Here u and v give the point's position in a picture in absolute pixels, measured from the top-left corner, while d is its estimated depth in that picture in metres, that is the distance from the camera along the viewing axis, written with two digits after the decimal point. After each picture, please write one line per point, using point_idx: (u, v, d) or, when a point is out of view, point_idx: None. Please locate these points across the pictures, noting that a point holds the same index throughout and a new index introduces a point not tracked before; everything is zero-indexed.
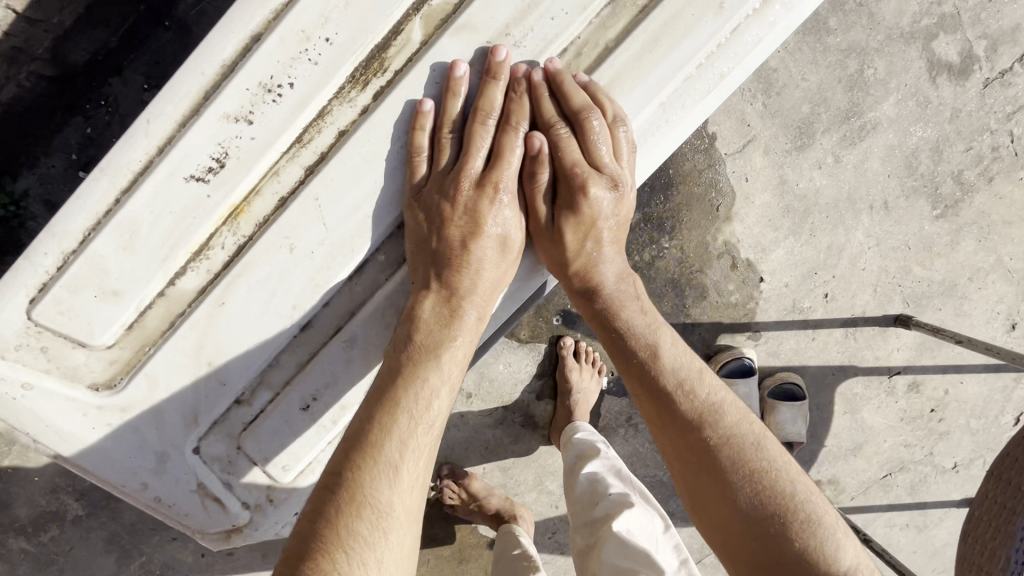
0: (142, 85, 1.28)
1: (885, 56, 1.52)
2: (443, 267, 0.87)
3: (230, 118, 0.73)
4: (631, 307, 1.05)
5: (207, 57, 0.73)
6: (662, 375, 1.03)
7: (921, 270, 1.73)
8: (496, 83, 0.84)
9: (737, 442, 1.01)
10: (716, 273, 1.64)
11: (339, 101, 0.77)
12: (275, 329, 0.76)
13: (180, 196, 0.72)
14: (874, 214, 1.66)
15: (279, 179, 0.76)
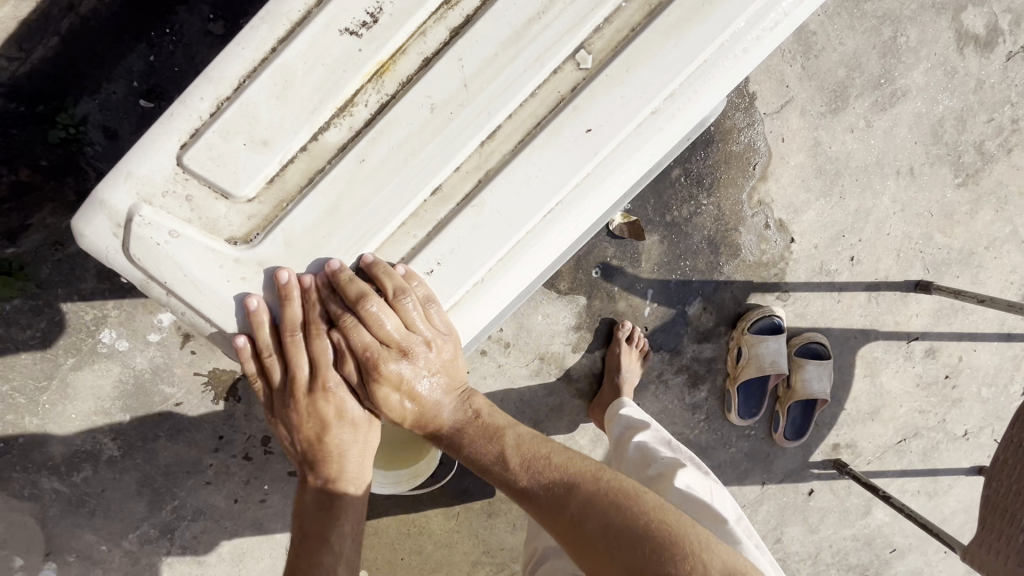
0: (207, 16, 1.31)
1: (917, 25, 1.60)
2: None
3: None
4: (473, 430, 1.05)
5: None
6: (515, 477, 1.04)
7: (941, 237, 1.81)
8: (293, 304, 0.75)
9: (590, 501, 1.00)
10: (750, 232, 1.69)
11: None
12: (411, 192, 0.72)
13: (333, 49, 0.69)
14: (901, 179, 1.73)
15: (425, 40, 0.71)
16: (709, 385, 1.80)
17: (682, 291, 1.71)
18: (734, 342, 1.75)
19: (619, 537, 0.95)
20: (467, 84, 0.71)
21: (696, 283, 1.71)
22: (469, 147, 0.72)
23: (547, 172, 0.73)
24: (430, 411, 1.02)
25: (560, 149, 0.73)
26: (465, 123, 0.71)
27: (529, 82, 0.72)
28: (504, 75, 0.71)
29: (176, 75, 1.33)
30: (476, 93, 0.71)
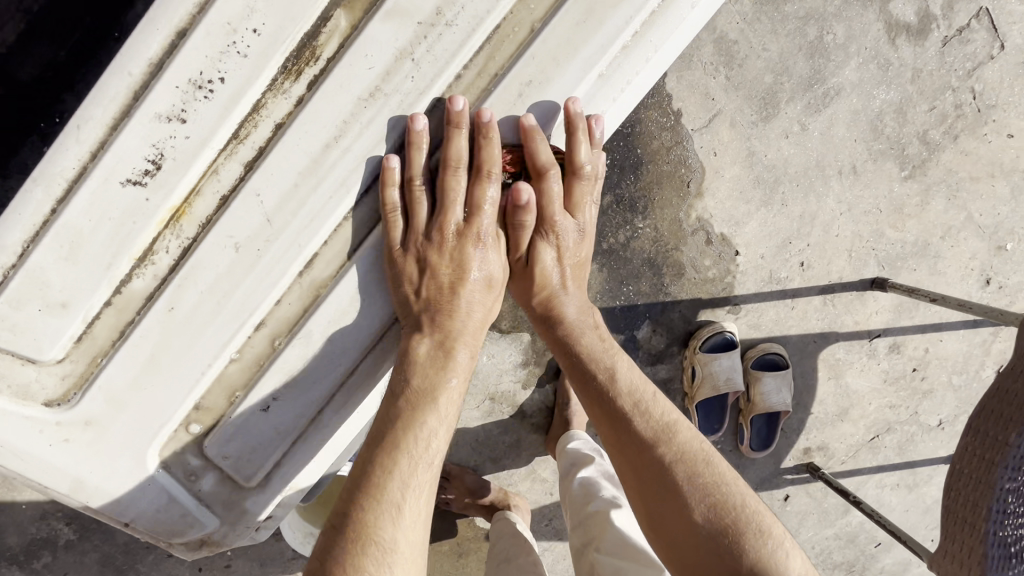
0: None
1: (843, 21, 1.53)
2: (435, 313, 0.92)
3: (162, 117, 0.66)
4: (590, 334, 1.16)
5: (131, 54, 0.65)
6: (619, 396, 1.14)
7: (893, 232, 1.75)
8: (460, 132, 0.79)
9: (689, 458, 1.12)
10: (692, 249, 1.65)
11: (274, 93, 0.70)
12: (229, 331, 0.72)
13: (117, 202, 0.66)
14: (844, 178, 1.67)
15: (219, 178, 0.70)
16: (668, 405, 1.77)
17: (628, 316, 1.67)
18: (687, 362, 1.70)
19: (700, 489, 1.10)
20: (268, 219, 0.70)
21: (642, 306, 1.67)
22: (284, 280, 0.73)
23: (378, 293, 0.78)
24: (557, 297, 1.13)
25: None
26: (274, 258, 0.71)
27: (336, 208, 0.73)
28: (310, 204, 0.71)
29: None
30: (279, 225, 0.71)
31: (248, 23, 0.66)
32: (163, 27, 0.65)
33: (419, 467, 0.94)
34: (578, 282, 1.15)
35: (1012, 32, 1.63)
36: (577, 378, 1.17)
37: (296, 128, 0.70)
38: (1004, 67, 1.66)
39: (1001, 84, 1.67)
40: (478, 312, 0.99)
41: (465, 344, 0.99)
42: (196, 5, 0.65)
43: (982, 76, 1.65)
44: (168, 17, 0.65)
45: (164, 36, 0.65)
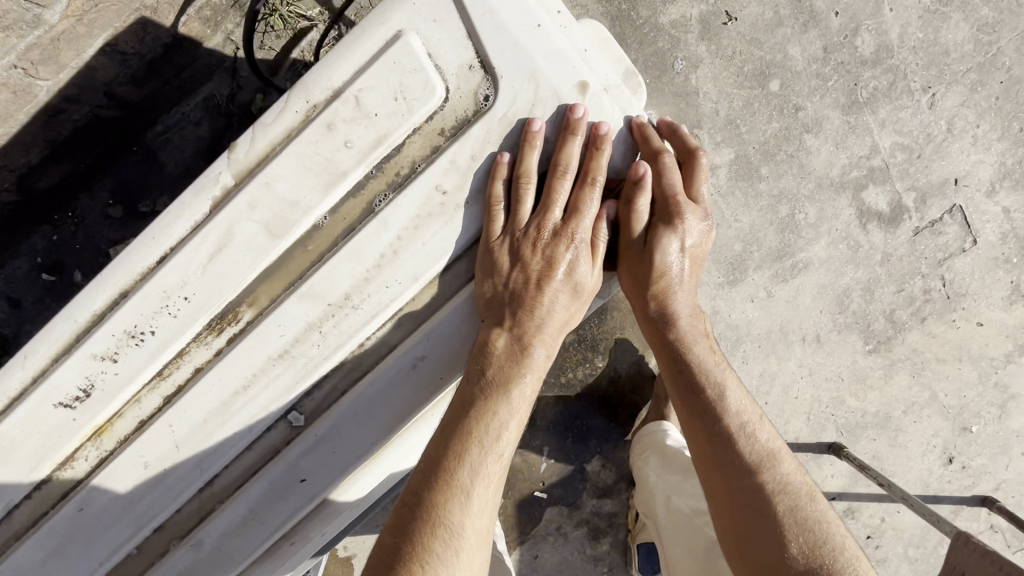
0: (107, 201, 1.40)
1: (815, 203, 1.60)
2: (519, 307, 0.98)
3: (97, 356, 0.87)
4: (700, 342, 1.11)
5: (81, 306, 0.88)
6: (725, 415, 1.08)
7: (853, 400, 1.76)
8: (575, 137, 0.96)
9: (793, 490, 1.04)
10: (648, 392, 1.70)
11: (197, 344, 0.91)
12: (129, 530, 0.90)
13: (48, 420, 0.87)
14: (807, 346, 1.70)
15: (140, 405, 0.90)
16: (611, 540, 1.77)
17: (580, 449, 1.71)
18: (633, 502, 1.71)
19: (798, 526, 1.00)
20: (175, 445, 0.89)
21: (594, 442, 1.71)
22: (184, 495, 0.91)
23: (260, 513, 0.92)
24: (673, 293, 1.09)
25: (280, 497, 0.92)
26: (178, 477, 0.90)
27: (240, 440, 0.91)
28: (214, 439, 0.90)
29: (77, 250, 1.40)
30: (183, 451, 0.89)
31: (181, 292, 0.88)
32: (110, 287, 0.88)
33: (491, 455, 0.94)
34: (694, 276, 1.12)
35: (985, 229, 1.68)
36: (681, 391, 1.11)
37: (207, 377, 0.89)
38: (975, 260, 1.70)
39: (970, 276, 1.71)
40: (568, 300, 1.02)
41: (547, 337, 1.01)
42: (141, 275, 0.88)
43: (952, 266, 1.69)
44: (117, 280, 0.88)
45: (111, 293, 0.88)
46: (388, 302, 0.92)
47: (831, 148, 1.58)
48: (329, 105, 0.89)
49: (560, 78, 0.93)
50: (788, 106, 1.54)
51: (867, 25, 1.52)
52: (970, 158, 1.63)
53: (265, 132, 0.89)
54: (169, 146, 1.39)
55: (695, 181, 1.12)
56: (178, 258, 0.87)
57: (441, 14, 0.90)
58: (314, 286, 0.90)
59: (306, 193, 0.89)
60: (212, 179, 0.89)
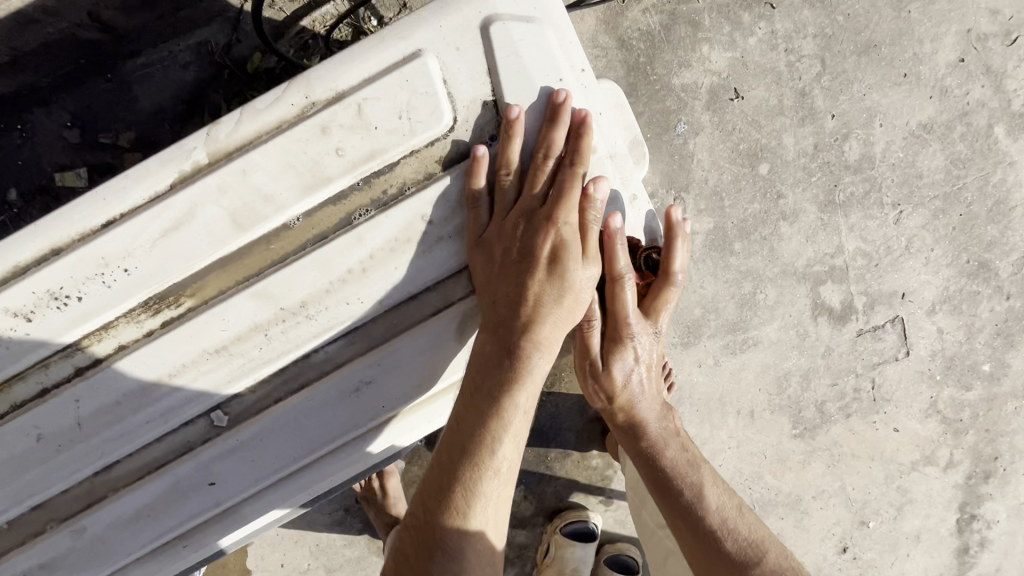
0: (65, 122, 1.30)
1: (777, 286, 1.66)
2: (508, 315, 0.94)
3: (11, 312, 0.85)
4: (673, 444, 1.23)
5: (7, 255, 0.85)
6: (702, 510, 1.17)
7: (770, 478, 1.84)
8: (557, 125, 0.93)
9: (776, 574, 1.12)
10: (584, 434, 1.72)
11: (127, 319, 0.89)
12: (11, 494, 0.90)
13: None
14: (740, 419, 1.77)
15: (47, 371, 0.88)
16: (515, 570, 1.78)
17: None
18: (546, 538, 1.73)
19: None
20: (77, 419, 0.89)
21: (520, 471, 1.72)
22: (76, 473, 0.91)
23: (157, 507, 0.93)
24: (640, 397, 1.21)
25: (183, 495, 0.93)
26: (74, 453, 0.90)
27: (151, 431, 0.91)
28: (120, 423, 0.89)
29: (18, 167, 1.30)
30: (85, 426, 0.89)
31: (123, 264, 0.86)
32: (42, 244, 0.85)
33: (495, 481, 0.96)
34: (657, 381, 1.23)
35: (919, 344, 1.79)
36: (661, 493, 1.21)
37: (128, 359, 0.88)
38: (905, 370, 1.81)
39: (897, 384, 1.82)
40: (559, 318, 0.98)
41: (536, 346, 0.96)
42: (80, 236, 0.86)
43: (884, 371, 1.80)
44: (52, 237, 0.86)
45: (40, 249, 0.85)
46: (344, 318, 0.91)
47: (801, 239, 1.65)
48: (328, 107, 0.88)
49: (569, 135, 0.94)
50: (771, 191, 1.60)
51: (857, 134, 1.60)
52: (919, 277, 1.74)
53: (253, 117, 0.88)
54: (148, 83, 1.30)
55: (660, 298, 1.12)
56: (125, 230, 0.85)
57: (466, 44, 0.90)
58: (269, 287, 0.89)
59: (282, 191, 0.88)
60: (184, 152, 0.87)
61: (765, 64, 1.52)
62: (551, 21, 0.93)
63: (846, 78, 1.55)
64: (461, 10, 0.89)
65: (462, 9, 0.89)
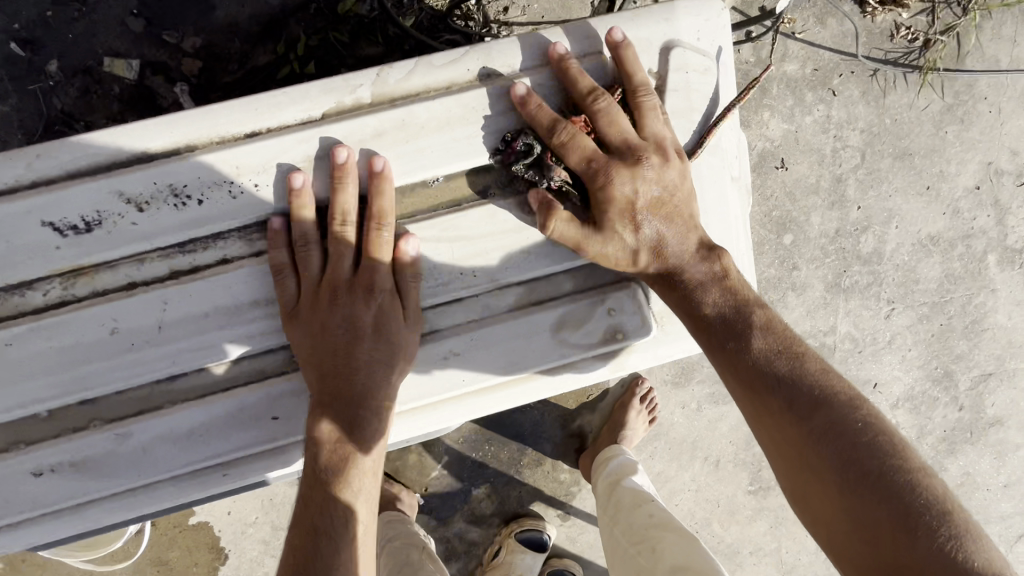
0: (132, 9, 1.24)
1: None
2: (326, 379, 1.00)
3: (126, 198, 0.95)
4: (714, 288, 1.06)
5: (143, 139, 0.96)
6: (750, 359, 1.01)
7: (718, 527, 1.91)
8: (344, 181, 0.99)
9: (852, 431, 0.92)
10: (560, 447, 1.76)
11: (240, 235, 1.00)
12: (61, 381, 0.96)
13: (31, 235, 0.94)
14: (705, 465, 1.84)
15: (137, 268, 0.98)
16: (459, 565, 1.78)
17: (475, 471, 1.72)
18: (499, 540, 1.75)
19: (859, 474, 0.89)
20: (157, 319, 0.97)
21: (490, 470, 1.73)
22: (137, 377, 0.98)
23: (214, 428, 1.01)
24: (661, 241, 1.06)
25: (242, 423, 1.01)
26: (141, 355, 0.97)
27: (229, 351, 1.00)
28: (203, 337, 0.98)
29: (68, 42, 1.24)
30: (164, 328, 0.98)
31: (254, 178, 0.98)
32: (181, 137, 0.97)
33: (348, 497, 0.99)
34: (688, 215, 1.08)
35: None
36: (739, 369, 1.02)
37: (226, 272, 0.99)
38: None
39: None
40: (387, 373, 1.02)
41: (370, 398, 1.01)
42: (222, 139, 0.98)
43: None
44: (191, 135, 0.98)
45: (177, 141, 0.97)
46: (440, 287, 1.05)
47: (802, 311, 1.75)
48: (503, 82, 1.04)
49: (706, 164, 1.13)
50: (788, 262, 1.70)
51: (875, 229, 1.71)
52: (892, 372, 1.87)
53: (426, 72, 1.02)
54: None
55: (613, 120, 1.03)
56: (270, 146, 0.98)
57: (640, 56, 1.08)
58: (390, 239, 1.02)
59: (427, 154, 1.02)
60: (351, 87, 1.01)
61: (814, 144, 1.62)
62: (716, 62, 1.10)
63: (880, 176, 1.66)
64: (650, 26, 1.07)
65: (651, 31, 1.07)
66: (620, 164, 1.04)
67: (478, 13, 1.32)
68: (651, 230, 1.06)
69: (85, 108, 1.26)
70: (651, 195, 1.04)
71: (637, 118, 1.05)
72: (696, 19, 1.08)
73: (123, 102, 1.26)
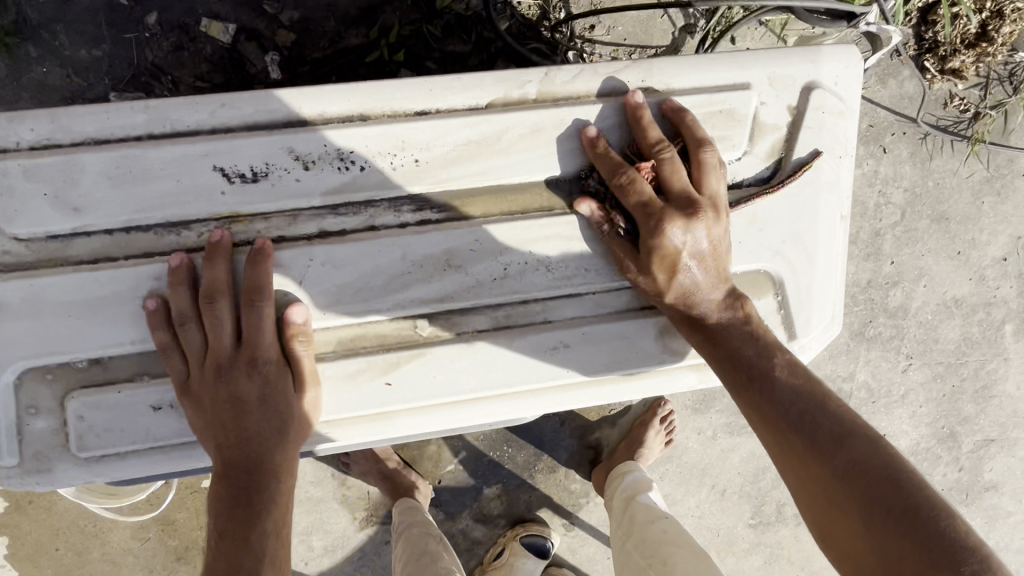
0: None
1: None
2: (219, 451, 0.94)
3: (294, 154, 0.92)
4: (737, 328, 1.00)
5: (311, 99, 0.93)
6: (770, 396, 0.96)
7: (714, 556, 1.93)
8: (218, 261, 0.89)
9: (873, 471, 0.84)
10: (576, 458, 1.78)
11: (390, 208, 0.97)
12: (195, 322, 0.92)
13: (195, 175, 0.90)
14: (711, 493, 1.87)
15: (290, 224, 0.95)
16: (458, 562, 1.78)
17: (489, 470, 1.74)
18: (503, 541, 1.76)
19: (883, 515, 0.81)
20: (299, 277, 0.93)
21: (505, 471, 1.74)
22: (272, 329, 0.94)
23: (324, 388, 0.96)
24: (692, 291, 1.00)
25: (351, 385, 0.96)
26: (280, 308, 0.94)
27: (359, 316, 0.95)
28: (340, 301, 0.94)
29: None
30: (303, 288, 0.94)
31: (416, 153, 0.95)
32: (352, 102, 0.94)
33: (262, 538, 0.94)
34: (719, 266, 1.00)
35: None
36: (760, 404, 0.96)
37: (378, 241, 0.95)
38: None
39: None
40: (278, 442, 0.96)
41: (264, 463, 0.96)
42: (392, 113, 0.96)
43: None
44: (364, 101, 0.94)
45: (348, 106, 0.94)
46: (563, 281, 1.01)
47: (825, 354, 1.80)
48: (660, 99, 1.00)
49: (836, 202, 1.05)
50: None
51: (904, 285, 1.77)
52: (901, 425, 1.93)
53: (591, 77, 0.99)
54: None
55: (671, 175, 0.97)
56: (438, 124, 0.95)
57: (785, 90, 1.01)
58: (528, 228, 0.99)
59: (589, 150, 0.99)
60: (520, 81, 0.98)
61: (859, 196, 1.68)
62: (852, 105, 1.03)
63: (916, 235, 1.73)
64: (795, 63, 1.01)
65: (791, 68, 1.01)
66: (673, 214, 0.96)
67: (563, 26, 1.37)
68: (685, 281, 0.99)
69: (174, 62, 1.28)
70: (695, 248, 0.97)
71: (698, 173, 0.97)
72: (835, 65, 1.02)
73: (213, 63, 1.29)
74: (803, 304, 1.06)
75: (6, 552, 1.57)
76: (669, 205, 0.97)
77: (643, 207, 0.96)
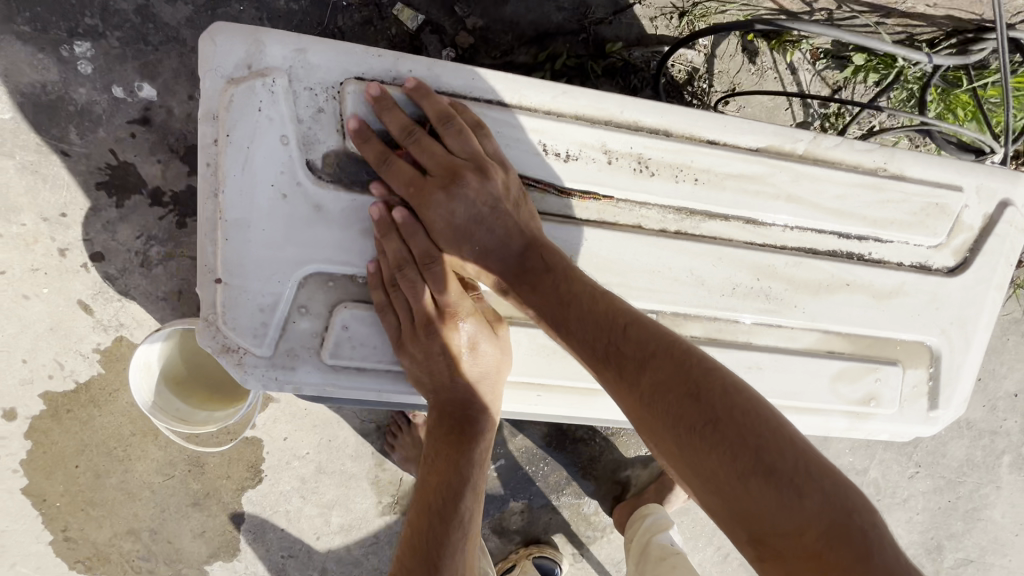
0: None
1: None
2: (433, 390, 1.02)
3: (604, 147, 1.02)
4: (540, 260, 0.96)
5: (625, 106, 1.03)
6: (576, 332, 0.94)
7: None
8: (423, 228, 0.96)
9: (677, 390, 0.85)
10: (603, 490, 1.83)
11: (659, 213, 1.06)
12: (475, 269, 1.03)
13: (522, 145, 1.00)
14: (715, 554, 1.92)
15: (574, 205, 1.04)
16: None
17: (520, 484, 1.77)
18: (514, 557, 1.76)
19: (695, 433, 0.82)
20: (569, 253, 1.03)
21: (535, 489, 1.78)
22: None
23: (556, 352, 1.06)
24: (486, 253, 0.98)
25: (579, 357, 1.07)
26: None
27: None
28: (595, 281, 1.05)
29: None
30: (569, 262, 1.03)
31: (696, 174, 1.04)
32: (655, 116, 1.03)
33: (471, 465, 1.03)
34: (505, 222, 0.95)
35: None
36: (574, 345, 0.95)
37: (645, 239, 1.04)
38: None
39: None
40: (485, 387, 1.01)
41: (472, 402, 1.03)
42: (687, 135, 1.04)
43: None
44: (663, 117, 1.04)
45: (653, 120, 1.03)
46: (767, 313, 1.09)
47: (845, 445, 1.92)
48: (899, 184, 1.08)
49: (1000, 303, 1.15)
50: None
51: None
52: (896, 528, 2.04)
53: (848, 150, 1.07)
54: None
55: (427, 149, 0.94)
56: (723, 154, 1.04)
57: (988, 202, 1.11)
58: (760, 260, 1.07)
59: (847, 210, 1.07)
60: (792, 138, 1.06)
61: None
62: None
63: None
64: (1000, 182, 1.10)
65: (996, 183, 1.10)
66: (439, 190, 0.94)
67: (705, 96, 1.51)
68: (475, 249, 0.98)
69: (361, 34, 1.37)
70: (471, 215, 0.95)
71: (445, 142, 0.94)
72: None
73: (394, 44, 1.39)
74: (951, 381, 1.15)
75: (24, 457, 1.51)
76: (431, 182, 0.94)
77: (411, 189, 0.94)
